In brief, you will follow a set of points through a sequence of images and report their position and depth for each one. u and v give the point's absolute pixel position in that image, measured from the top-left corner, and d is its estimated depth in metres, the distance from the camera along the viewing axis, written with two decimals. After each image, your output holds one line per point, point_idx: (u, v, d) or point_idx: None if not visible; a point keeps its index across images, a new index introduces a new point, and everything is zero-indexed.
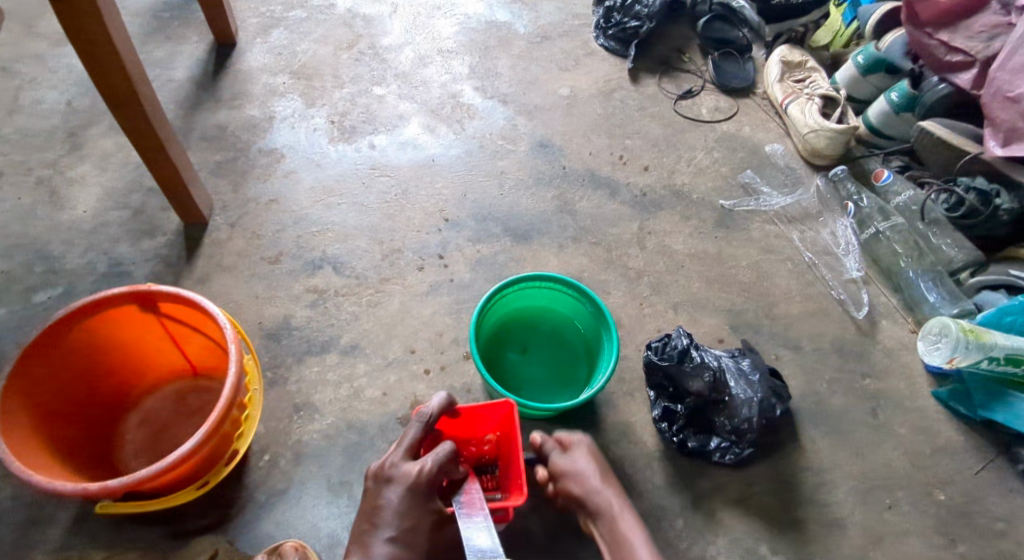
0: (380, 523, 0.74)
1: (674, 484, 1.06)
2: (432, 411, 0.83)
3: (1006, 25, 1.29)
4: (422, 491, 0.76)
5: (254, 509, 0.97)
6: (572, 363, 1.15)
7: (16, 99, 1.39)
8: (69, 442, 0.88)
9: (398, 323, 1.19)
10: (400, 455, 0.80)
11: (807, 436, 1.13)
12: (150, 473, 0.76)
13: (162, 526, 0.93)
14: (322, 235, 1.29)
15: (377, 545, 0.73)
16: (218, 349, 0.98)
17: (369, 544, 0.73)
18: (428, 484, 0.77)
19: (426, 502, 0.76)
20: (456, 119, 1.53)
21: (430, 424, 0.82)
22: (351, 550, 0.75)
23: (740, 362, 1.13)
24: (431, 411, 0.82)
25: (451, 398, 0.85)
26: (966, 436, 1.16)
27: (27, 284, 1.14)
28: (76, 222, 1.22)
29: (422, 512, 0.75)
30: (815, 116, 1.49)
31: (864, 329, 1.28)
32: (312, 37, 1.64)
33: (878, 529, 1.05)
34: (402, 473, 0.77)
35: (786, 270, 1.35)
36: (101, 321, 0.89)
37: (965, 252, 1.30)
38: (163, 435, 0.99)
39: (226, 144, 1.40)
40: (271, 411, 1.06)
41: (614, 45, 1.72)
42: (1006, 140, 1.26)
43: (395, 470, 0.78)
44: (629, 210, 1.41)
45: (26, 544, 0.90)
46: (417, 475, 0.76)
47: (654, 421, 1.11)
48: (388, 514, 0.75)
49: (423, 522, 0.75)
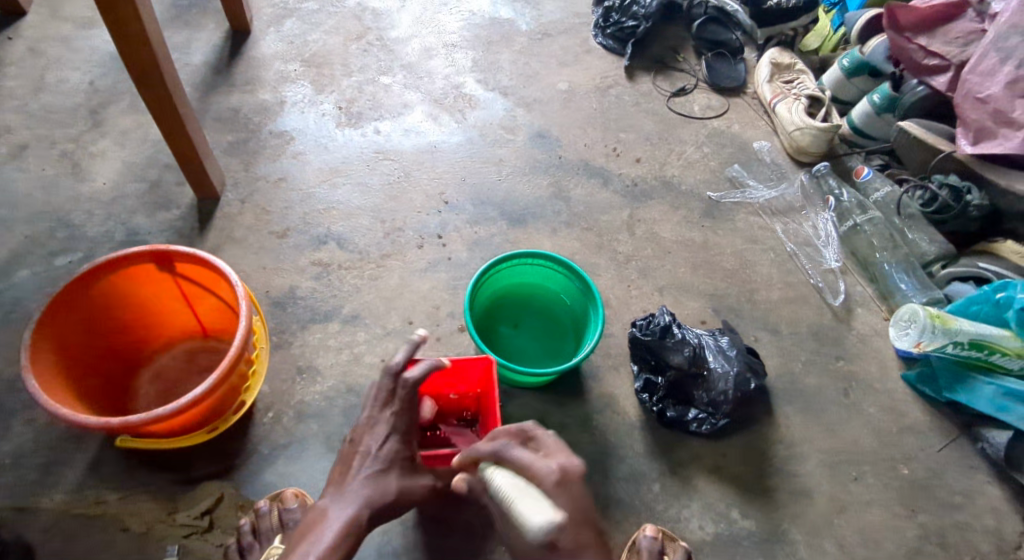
0: (360, 466, 0.82)
1: (653, 451, 1.13)
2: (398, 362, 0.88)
3: (980, 32, 1.43)
4: (398, 436, 0.84)
5: (258, 461, 1.03)
6: (561, 338, 1.22)
7: (42, 77, 1.46)
8: (88, 389, 0.95)
9: (397, 296, 1.25)
10: (376, 408, 0.86)
11: (781, 411, 1.20)
12: (165, 412, 0.83)
13: (170, 473, 1.00)
14: (327, 212, 1.36)
15: (358, 483, 0.80)
16: (228, 310, 1.04)
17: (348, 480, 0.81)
18: (400, 431, 0.85)
19: (400, 444, 0.84)
20: (459, 109, 1.60)
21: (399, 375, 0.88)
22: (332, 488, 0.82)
23: (719, 340, 1.19)
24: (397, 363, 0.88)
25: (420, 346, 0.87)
26: (931, 416, 1.22)
27: (49, 248, 1.21)
28: (96, 193, 1.30)
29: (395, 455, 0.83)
30: (800, 115, 1.57)
31: (840, 315, 1.35)
32: (323, 28, 1.72)
33: (843, 498, 1.11)
34: (377, 422, 0.85)
35: (768, 259, 1.42)
36: (121, 277, 0.96)
37: (938, 245, 1.36)
38: (174, 389, 1.06)
39: (239, 125, 1.47)
40: (275, 372, 1.13)
41: (612, 44, 1.80)
42: (976, 138, 1.35)
43: (372, 420, 0.85)
44: (621, 198, 1.48)
45: (46, 484, 0.97)
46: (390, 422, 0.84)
47: (636, 393, 1.18)
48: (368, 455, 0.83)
49: (395, 464, 0.83)
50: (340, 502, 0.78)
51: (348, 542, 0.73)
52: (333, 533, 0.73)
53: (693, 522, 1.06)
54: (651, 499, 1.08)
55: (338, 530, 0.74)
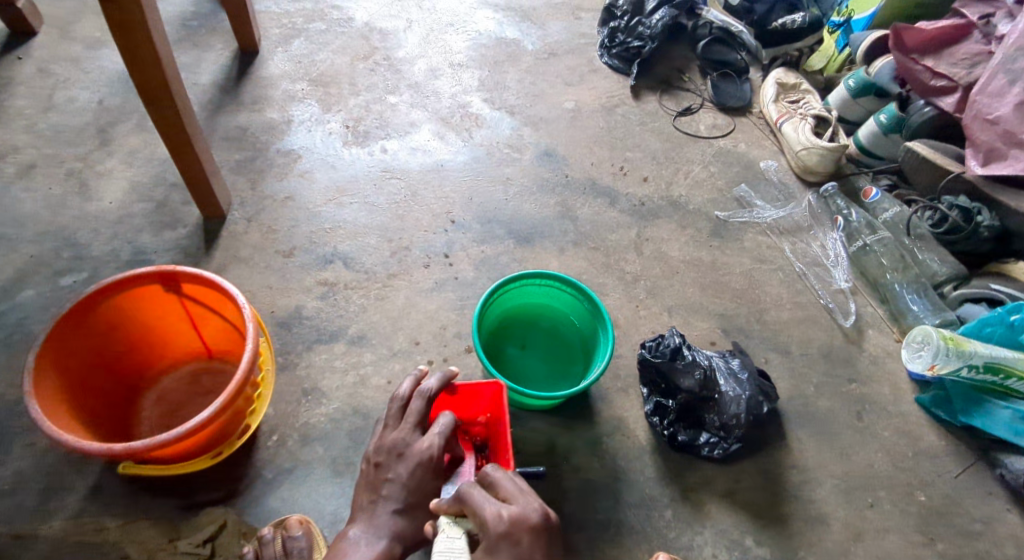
0: (389, 498, 0.80)
1: (664, 476, 1.10)
2: (435, 388, 0.88)
3: (986, 54, 1.44)
4: (431, 468, 0.82)
5: (261, 486, 1.01)
6: (569, 359, 1.21)
7: (51, 97, 1.46)
8: (91, 412, 0.93)
9: (404, 317, 1.24)
10: (394, 429, 0.86)
11: (793, 435, 1.18)
12: (171, 437, 0.82)
13: (173, 498, 0.98)
14: (334, 231, 1.35)
15: (382, 515, 0.79)
16: (234, 331, 1.03)
17: (375, 513, 0.80)
18: (435, 462, 0.82)
19: (434, 478, 0.82)
20: (466, 128, 1.60)
21: (427, 403, 0.87)
22: (356, 516, 0.81)
23: (730, 362, 1.18)
24: (434, 388, 0.87)
25: (449, 375, 0.90)
26: (947, 441, 1.20)
27: (55, 268, 1.20)
28: (102, 212, 1.29)
29: (427, 489, 0.81)
30: (807, 134, 1.57)
31: (851, 337, 1.33)
32: (330, 48, 1.72)
33: (860, 525, 1.09)
34: (411, 453, 0.82)
35: (777, 279, 1.41)
36: (127, 299, 0.95)
37: (949, 266, 1.36)
38: (178, 412, 1.04)
39: (246, 144, 1.47)
40: (279, 394, 1.11)
41: (617, 63, 1.81)
42: (986, 160, 1.36)
43: (406, 447, 0.83)
44: (628, 218, 1.47)
45: (46, 510, 0.95)
46: (427, 453, 0.82)
47: (646, 416, 1.16)
48: (395, 488, 0.81)
49: (428, 500, 0.82)
50: (369, 534, 0.78)
51: None
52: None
53: (706, 550, 1.04)
54: (663, 525, 1.05)
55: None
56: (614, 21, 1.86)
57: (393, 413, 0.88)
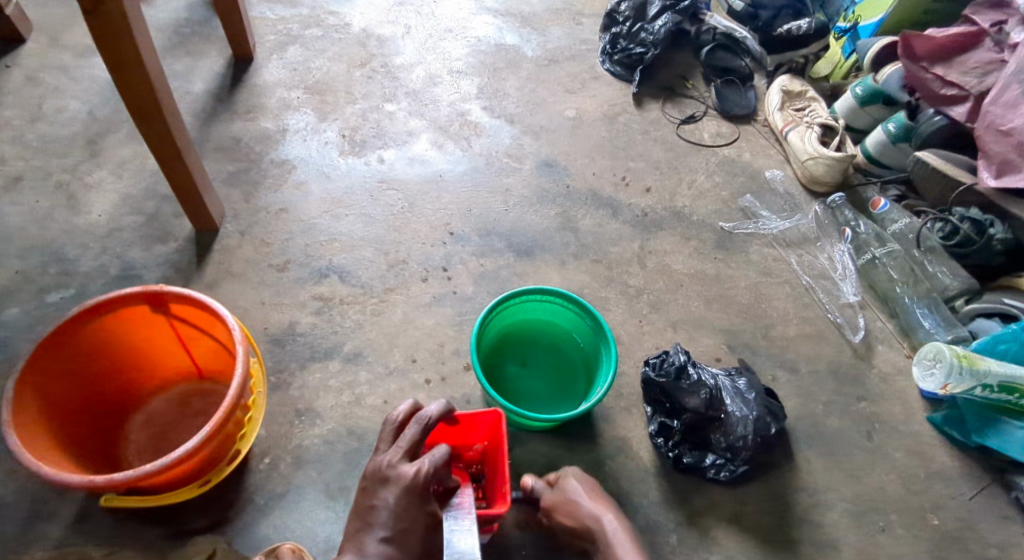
0: (375, 523, 0.73)
1: (669, 500, 1.07)
2: (432, 415, 0.85)
3: (999, 62, 1.40)
4: (420, 492, 0.75)
5: (253, 512, 0.98)
6: (571, 378, 1.17)
7: (40, 106, 1.43)
8: (74, 438, 0.89)
9: (401, 333, 1.21)
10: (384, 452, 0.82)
11: (802, 456, 1.14)
12: (155, 467, 0.78)
13: (160, 526, 0.95)
14: (329, 244, 1.32)
15: (370, 545, 0.70)
16: (224, 352, 1.00)
17: (363, 543, 0.71)
18: (424, 486, 0.76)
19: (423, 503, 0.75)
20: (464, 137, 1.57)
21: (421, 430, 0.84)
22: (344, 549, 0.72)
23: (736, 381, 1.14)
24: (433, 415, 0.85)
25: (450, 406, 0.88)
26: (960, 461, 1.17)
27: (41, 284, 1.17)
28: (91, 225, 1.26)
29: (417, 515, 0.73)
30: (813, 144, 1.53)
31: (860, 353, 1.29)
32: (327, 55, 1.69)
33: (871, 551, 1.05)
34: (398, 476, 0.76)
35: (784, 292, 1.37)
36: (113, 320, 0.92)
37: (960, 280, 1.32)
38: (166, 435, 1.01)
39: (239, 154, 1.44)
40: (271, 415, 1.08)
41: (619, 70, 1.77)
42: (999, 171, 1.32)
43: (393, 471, 0.77)
44: (631, 229, 1.44)
45: (28, 540, 0.91)
46: (414, 477, 0.76)
47: (650, 437, 1.12)
48: (383, 514, 0.73)
49: (419, 525, 0.73)
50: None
51: None
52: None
53: None
54: (668, 552, 1.02)
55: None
56: (615, 27, 1.82)
57: (387, 437, 0.86)
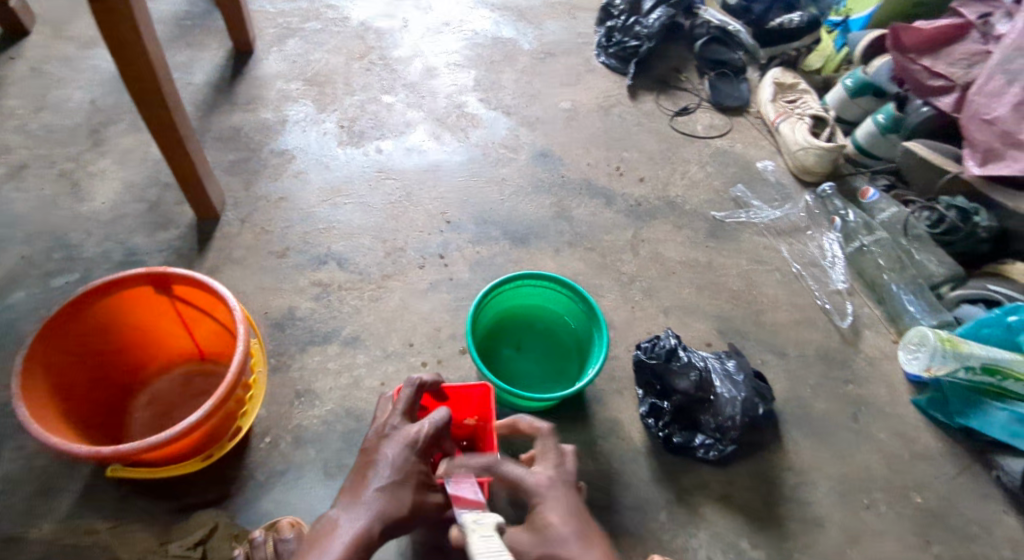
0: (373, 474, 0.78)
1: (659, 478, 1.10)
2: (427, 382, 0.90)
3: (983, 54, 1.43)
4: (418, 451, 0.82)
5: (254, 488, 1.00)
6: (564, 360, 1.20)
7: (43, 97, 1.45)
8: (80, 414, 0.92)
9: (398, 318, 1.23)
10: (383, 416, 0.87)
11: (789, 436, 1.17)
12: (160, 439, 0.81)
13: (164, 501, 0.97)
14: (328, 232, 1.35)
15: (367, 491, 0.76)
16: (226, 333, 1.02)
17: (360, 490, 0.76)
18: (420, 443, 0.82)
19: (419, 460, 0.81)
20: (461, 128, 1.59)
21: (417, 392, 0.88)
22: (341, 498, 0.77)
23: (726, 363, 1.17)
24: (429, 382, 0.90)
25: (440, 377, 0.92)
26: (943, 442, 1.20)
27: (45, 269, 1.19)
28: (95, 213, 1.28)
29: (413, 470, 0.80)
30: (804, 135, 1.56)
31: (848, 338, 1.32)
32: (326, 47, 1.72)
33: (856, 528, 1.08)
34: (398, 434, 0.82)
35: (774, 280, 1.40)
36: (117, 301, 0.94)
37: (946, 267, 1.35)
38: (169, 414, 1.03)
39: (240, 144, 1.47)
40: (272, 396, 1.11)
41: (614, 63, 1.80)
42: (984, 160, 1.35)
43: (394, 430, 0.84)
44: (624, 218, 1.46)
45: (36, 512, 0.94)
46: (415, 435, 0.82)
47: (641, 418, 1.15)
48: (382, 466, 0.79)
49: (416, 479, 0.79)
50: (350, 512, 0.74)
51: None
52: (340, 546, 0.69)
53: (701, 553, 1.03)
54: (658, 528, 1.04)
55: (347, 541, 0.70)
56: (610, 21, 1.85)
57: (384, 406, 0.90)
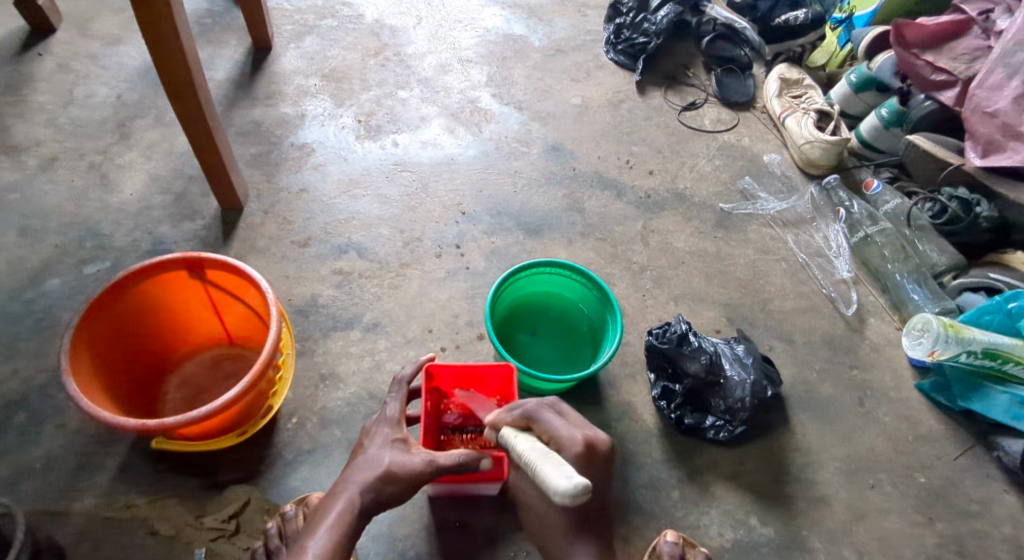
0: (361, 460, 0.81)
1: (671, 458, 1.14)
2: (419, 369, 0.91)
3: (985, 49, 1.47)
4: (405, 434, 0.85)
5: (283, 466, 1.05)
6: (579, 346, 1.24)
7: (71, 92, 1.50)
8: (118, 392, 0.96)
9: (417, 305, 1.28)
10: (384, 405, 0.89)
11: (796, 419, 1.21)
12: (201, 414, 0.85)
13: (197, 478, 1.01)
14: (348, 223, 1.39)
15: (354, 471, 0.79)
16: (255, 317, 1.07)
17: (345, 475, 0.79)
18: (394, 421, 0.86)
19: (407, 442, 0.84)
20: (475, 122, 1.63)
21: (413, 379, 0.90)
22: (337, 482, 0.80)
23: (735, 348, 1.21)
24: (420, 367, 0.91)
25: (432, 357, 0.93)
26: (946, 424, 1.23)
27: (78, 257, 1.23)
28: (124, 204, 1.32)
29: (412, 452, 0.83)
30: (809, 128, 1.60)
31: (853, 325, 1.36)
32: (342, 44, 1.76)
33: (861, 506, 1.12)
34: (378, 418, 0.87)
35: (781, 269, 1.44)
36: (153, 284, 0.98)
37: (948, 256, 1.38)
38: (200, 394, 1.07)
39: (262, 137, 1.51)
40: (298, 379, 1.15)
41: (623, 60, 1.84)
42: (985, 151, 1.39)
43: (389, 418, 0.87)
44: (635, 210, 1.50)
45: (76, 487, 0.98)
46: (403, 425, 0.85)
47: (654, 400, 1.19)
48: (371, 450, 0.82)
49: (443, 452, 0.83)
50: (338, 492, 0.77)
51: (341, 529, 0.73)
52: (327, 525, 0.73)
53: (712, 529, 1.07)
54: (670, 505, 1.08)
55: (334, 520, 0.74)
56: (619, 18, 1.88)
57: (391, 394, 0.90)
